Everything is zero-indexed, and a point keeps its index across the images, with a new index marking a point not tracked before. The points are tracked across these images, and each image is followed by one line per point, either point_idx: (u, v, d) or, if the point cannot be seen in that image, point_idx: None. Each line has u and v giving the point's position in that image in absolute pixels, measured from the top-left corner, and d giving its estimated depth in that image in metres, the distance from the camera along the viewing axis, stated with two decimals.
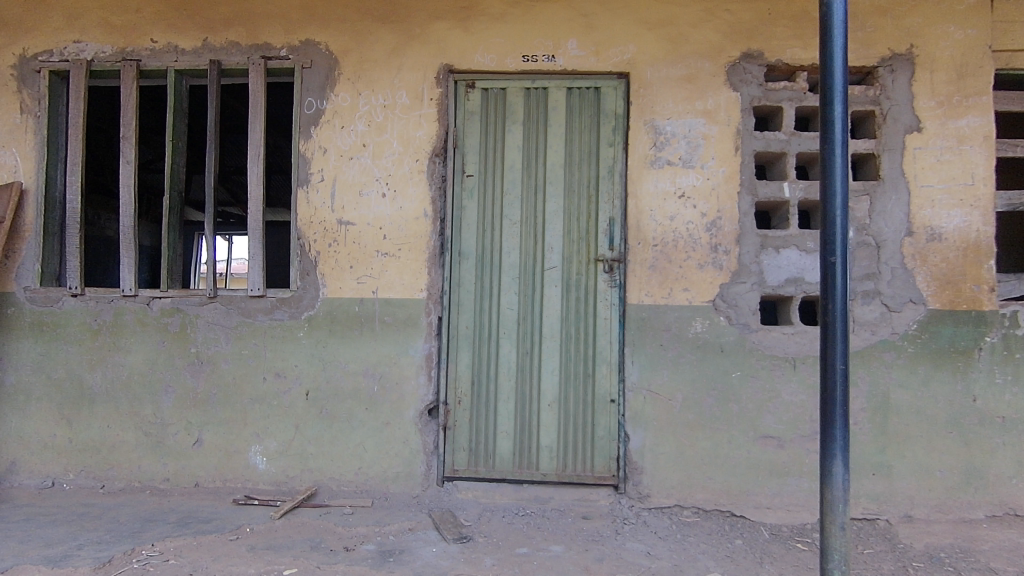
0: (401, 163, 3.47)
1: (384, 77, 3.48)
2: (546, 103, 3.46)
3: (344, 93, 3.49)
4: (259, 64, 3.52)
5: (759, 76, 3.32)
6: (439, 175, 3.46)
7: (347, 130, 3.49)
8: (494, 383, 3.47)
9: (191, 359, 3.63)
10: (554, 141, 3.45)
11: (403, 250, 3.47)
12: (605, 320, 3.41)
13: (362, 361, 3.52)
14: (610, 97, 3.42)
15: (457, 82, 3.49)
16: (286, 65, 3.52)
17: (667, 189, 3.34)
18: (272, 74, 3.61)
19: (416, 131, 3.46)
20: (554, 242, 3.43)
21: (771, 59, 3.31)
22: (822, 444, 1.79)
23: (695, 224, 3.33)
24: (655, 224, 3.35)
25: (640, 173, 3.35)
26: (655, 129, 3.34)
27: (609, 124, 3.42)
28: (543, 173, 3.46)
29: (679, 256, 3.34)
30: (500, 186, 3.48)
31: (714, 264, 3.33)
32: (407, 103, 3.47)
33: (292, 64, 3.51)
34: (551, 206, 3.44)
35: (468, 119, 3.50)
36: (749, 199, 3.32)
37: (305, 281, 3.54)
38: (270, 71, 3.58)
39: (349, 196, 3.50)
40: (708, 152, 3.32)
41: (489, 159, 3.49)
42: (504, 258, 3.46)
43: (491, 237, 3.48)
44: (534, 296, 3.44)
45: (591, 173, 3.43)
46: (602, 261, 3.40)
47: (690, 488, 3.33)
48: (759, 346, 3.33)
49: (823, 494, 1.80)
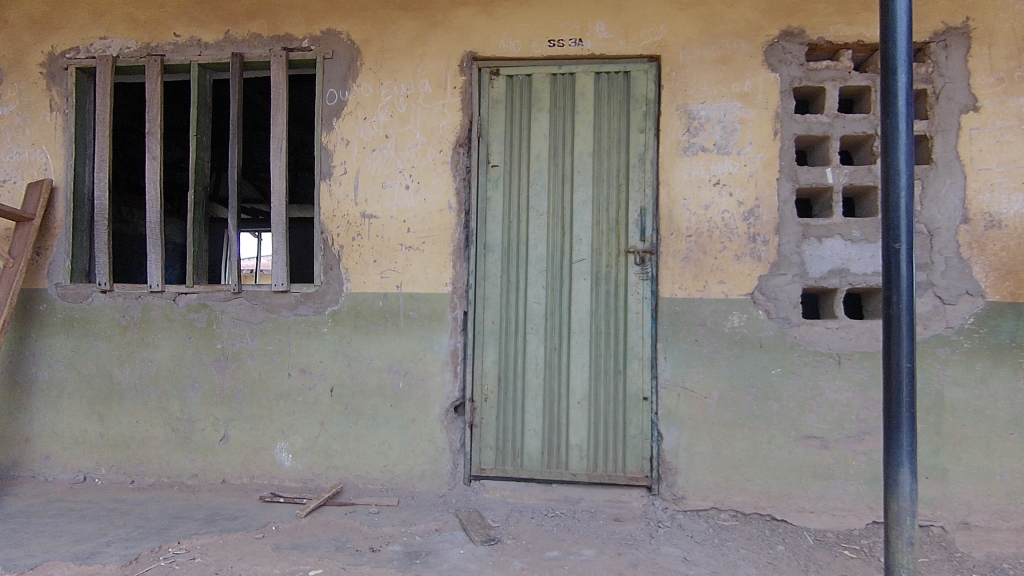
0: (424, 154, 3.39)
1: (406, 67, 3.39)
2: (573, 89, 3.33)
3: (367, 83, 3.41)
4: (280, 55, 3.47)
5: (800, 55, 3.13)
6: (463, 165, 3.37)
7: (369, 121, 3.42)
8: (522, 380, 3.37)
9: (217, 354, 3.62)
10: (582, 129, 3.32)
11: (427, 243, 3.39)
12: (637, 315, 3.27)
13: (387, 357, 3.45)
14: (641, 81, 3.27)
15: (481, 69, 3.39)
16: (307, 56, 3.46)
17: (701, 176, 3.18)
18: (295, 66, 3.56)
19: (439, 121, 3.37)
20: (583, 234, 3.30)
21: (813, 37, 3.12)
22: (886, 450, 1.62)
23: (731, 213, 3.17)
24: (689, 214, 3.20)
25: (672, 160, 3.20)
26: (689, 113, 3.19)
27: (640, 110, 3.27)
28: (570, 162, 3.33)
29: (715, 247, 3.18)
30: (526, 176, 3.36)
31: (753, 255, 3.16)
32: (429, 92, 3.38)
33: (314, 55, 3.45)
34: (579, 196, 3.31)
35: (493, 107, 3.39)
36: (789, 186, 3.14)
37: (329, 275, 3.48)
38: (292, 63, 3.52)
39: (372, 188, 3.43)
40: (745, 137, 3.15)
41: (514, 149, 3.37)
42: (531, 250, 3.35)
43: (517, 229, 3.37)
44: (562, 290, 3.32)
45: (621, 161, 3.29)
46: (633, 252, 3.26)
47: (728, 490, 3.20)
48: (800, 341, 3.16)
49: (888, 505, 1.62)
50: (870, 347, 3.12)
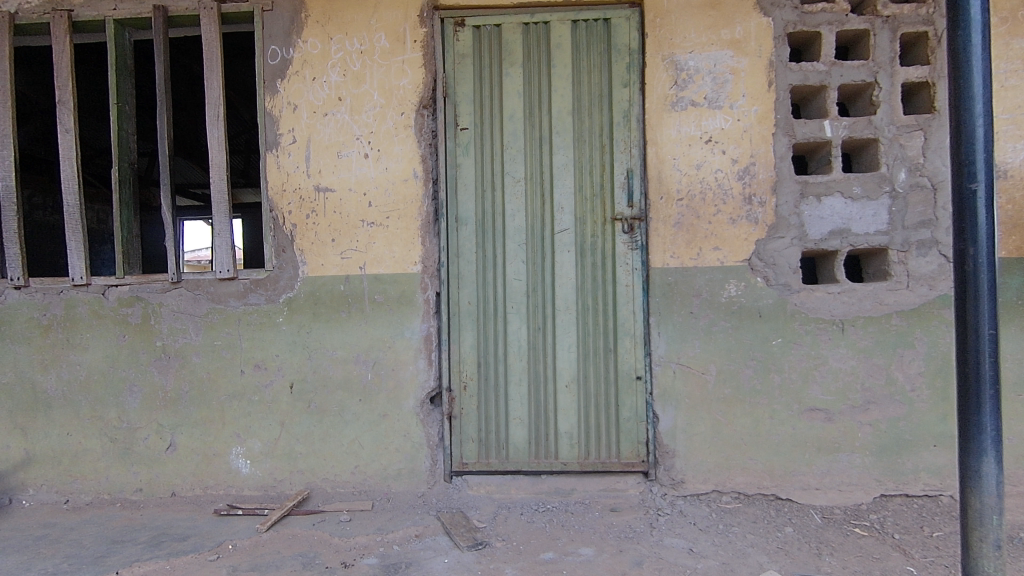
0: (384, 118, 3.01)
1: (359, 19, 2.99)
2: (548, 41, 3.00)
3: (314, 39, 3.00)
4: (211, 8, 3.01)
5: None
6: (428, 130, 3.02)
7: (318, 81, 3.01)
8: (503, 364, 3.06)
9: (157, 353, 3.19)
10: (559, 84, 3.00)
11: (392, 218, 3.04)
12: (627, 288, 2.99)
13: (353, 347, 3.10)
14: (622, 30, 2.97)
15: (444, 21, 3.02)
16: (243, 8, 3.02)
17: (692, 133, 2.92)
18: (229, 21, 3.11)
19: (399, 79, 2.99)
20: (565, 202, 3.00)
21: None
22: (964, 418, 1.47)
23: (725, 172, 2.92)
24: (680, 176, 2.93)
25: (659, 117, 2.92)
26: (676, 65, 2.90)
27: (623, 62, 2.97)
28: (548, 122, 3.01)
29: (708, 210, 2.93)
30: (499, 140, 3.03)
31: (749, 218, 2.93)
32: (386, 47, 2.99)
33: (251, 7, 3.01)
34: (559, 159, 3.00)
35: (458, 63, 3.03)
36: (786, 142, 2.90)
37: (282, 259, 3.09)
38: (225, 17, 3.07)
39: (326, 158, 3.04)
40: (738, 90, 2.89)
41: (485, 109, 3.03)
42: (508, 222, 3.03)
43: (492, 198, 3.04)
44: (544, 264, 3.02)
45: (603, 120, 2.99)
46: (620, 220, 2.98)
47: (729, 471, 2.99)
48: (802, 308, 2.95)
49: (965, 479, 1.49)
50: (874, 311, 2.93)
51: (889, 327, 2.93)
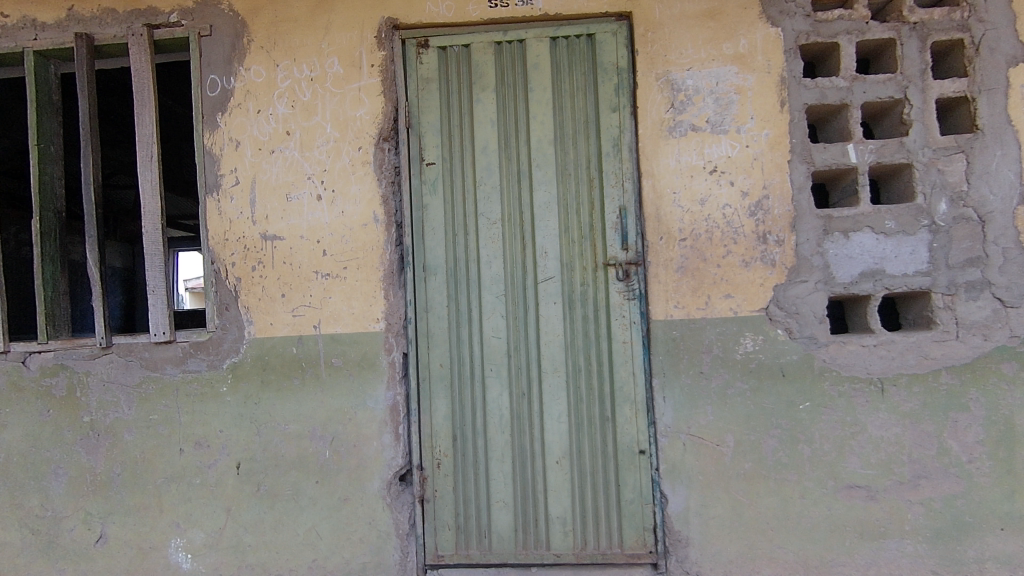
0: (339, 154, 2.63)
1: (308, 42, 2.63)
2: (523, 62, 2.63)
3: (258, 66, 2.64)
4: (141, 34, 2.65)
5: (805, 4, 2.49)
6: (390, 165, 2.63)
7: (263, 115, 2.64)
8: (482, 437, 2.62)
9: (85, 431, 2.76)
10: (538, 111, 2.61)
11: (350, 269, 2.63)
12: (624, 345, 2.56)
13: (307, 420, 2.66)
14: (608, 47, 2.59)
15: (405, 41, 2.66)
16: (177, 34, 2.66)
17: (693, 163, 2.52)
18: (163, 50, 2.75)
19: (355, 109, 2.62)
20: (548, 245, 2.58)
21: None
22: None
23: (733, 207, 2.52)
24: (682, 212, 2.53)
25: (655, 146, 2.53)
26: (672, 84, 2.53)
27: (611, 82, 2.58)
28: (526, 153, 2.61)
29: (715, 253, 2.53)
30: (471, 176, 2.63)
31: (764, 260, 2.52)
32: (340, 73, 2.63)
33: (186, 31, 2.65)
34: (540, 196, 2.60)
35: (423, 89, 2.65)
36: (804, 170, 2.49)
37: (224, 318, 2.67)
38: (158, 44, 2.72)
39: (274, 202, 2.65)
40: (746, 111, 2.50)
41: (453, 141, 2.65)
42: (483, 270, 2.61)
43: (464, 244, 2.63)
44: (526, 319, 2.59)
45: (590, 149, 2.59)
46: (613, 265, 2.56)
47: (754, 562, 2.51)
48: (831, 364, 2.51)
49: None
50: (918, 368, 2.48)
51: (938, 386, 2.47)
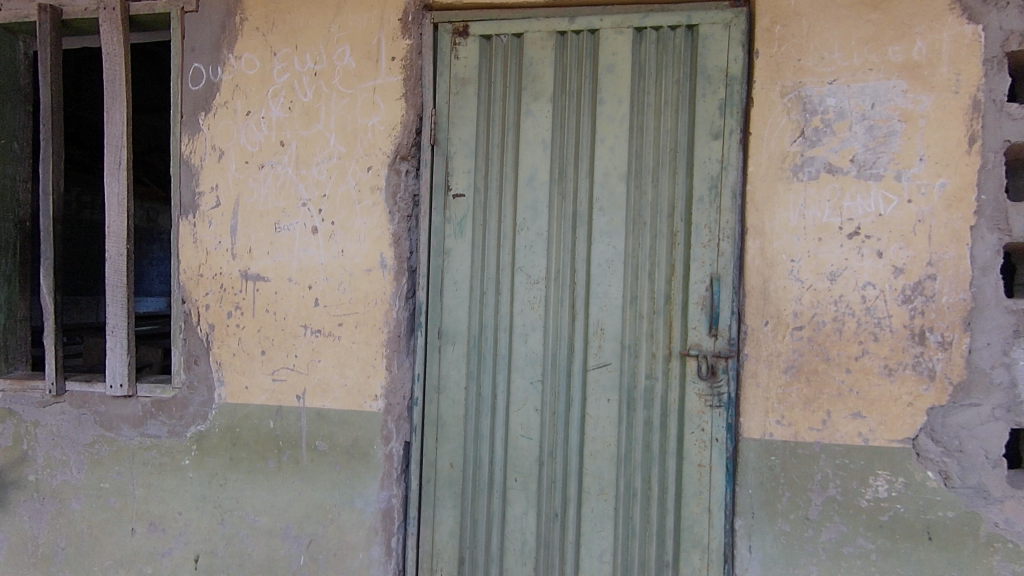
0: (343, 176, 2.01)
1: (315, 24, 2.01)
2: (593, 61, 1.91)
3: (252, 53, 2.05)
4: (113, 8, 2.11)
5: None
6: (407, 193, 2.00)
7: (253, 118, 2.05)
8: (497, 564, 1.99)
9: (27, 492, 2.28)
10: (608, 132, 1.89)
11: (347, 325, 2.03)
12: (699, 470, 1.87)
13: (281, 514, 2.10)
14: (716, 45, 1.84)
15: (438, 26, 1.99)
16: (156, 10, 2.10)
17: (824, 219, 1.77)
18: (144, 28, 2.21)
19: (367, 117, 2.00)
20: (605, 319, 1.90)
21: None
22: None
23: (879, 288, 1.76)
24: (800, 289, 1.79)
25: (769, 193, 1.80)
26: (805, 102, 1.78)
27: (714, 96, 1.84)
28: (586, 190, 1.91)
29: (845, 351, 1.79)
30: (510, 215, 1.96)
31: (918, 369, 1.76)
32: (352, 68, 2.00)
33: (167, 6, 2.08)
34: (600, 249, 1.89)
35: (455, 93, 1.98)
36: (993, 242, 1.70)
37: (192, 374, 2.14)
38: (136, 21, 2.17)
39: (259, 231, 2.06)
40: (913, 149, 1.73)
41: (491, 167, 1.97)
42: (516, 343, 1.96)
43: (494, 304, 1.97)
44: (568, 418, 1.94)
45: (675, 189, 1.86)
46: (694, 356, 1.85)
47: None
48: (1007, 532, 1.71)
49: None
50: None
51: None
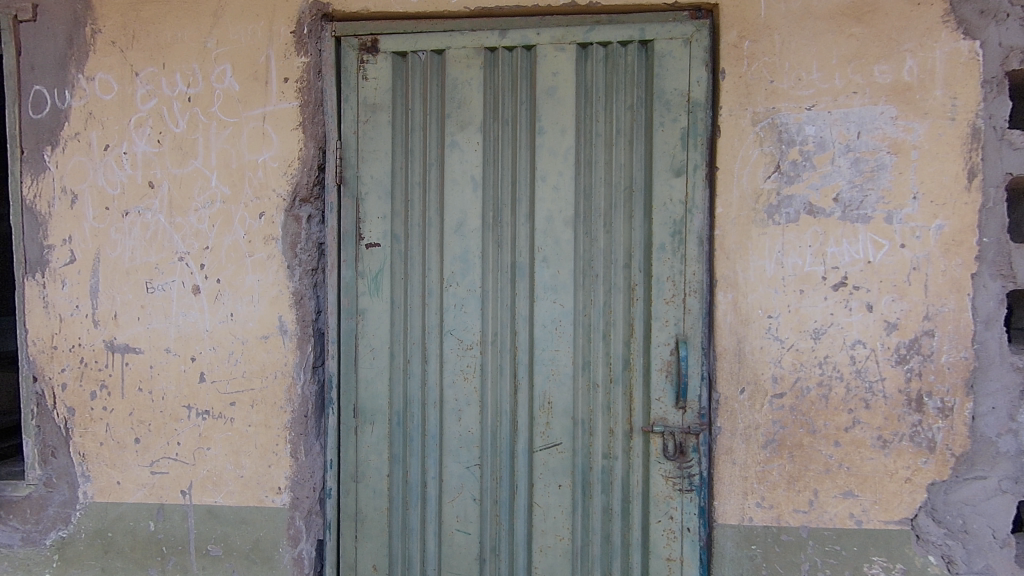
0: (229, 224, 1.64)
1: (187, 37, 1.63)
2: (530, 82, 1.59)
3: (106, 73, 1.64)
4: None
5: None
6: (310, 244, 1.64)
7: (113, 154, 1.65)
8: None
9: None
10: (550, 167, 1.58)
11: (241, 405, 1.66)
12: (668, 564, 1.57)
13: None
14: (675, 64, 1.54)
15: (342, 40, 1.64)
16: None
17: (805, 268, 1.51)
18: None
19: (256, 153, 1.63)
20: (554, 392, 1.59)
21: None
22: None
23: (869, 346, 1.51)
24: (780, 350, 1.52)
25: (741, 238, 1.52)
26: (780, 130, 1.51)
27: (675, 124, 1.54)
28: (526, 238, 1.60)
29: (833, 421, 1.52)
30: (436, 268, 1.62)
31: (916, 440, 1.50)
32: (236, 93, 1.63)
33: None
34: (545, 308, 1.58)
35: (365, 121, 1.63)
36: (997, 290, 1.47)
37: (49, 470, 1.72)
38: None
39: (127, 291, 1.67)
40: (905, 185, 1.48)
41: (411, 210, 1.63)
42: (449, 421, 1.62)
43: (420, 375, 1.63)
44: (513, 507, 1.62)
45: (632, 235, 1.57)
46: (659, 432, 1.56)
47: None
48: None
49: None
50: None
51: None
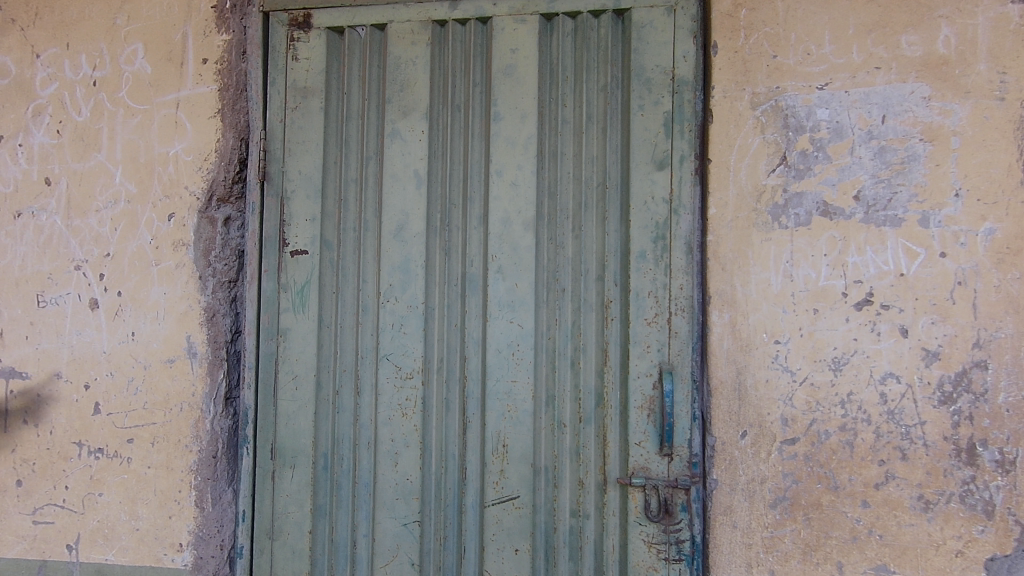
0: (134, 226, 1.41)
1: (94, 13, 1.46)
2: (485, 62, 1.35)
3: (4, 55, 1.47)
4: None
5: None
6: (228, 251, 1.40)
7: (7, 147, 1.45)
8: None
9: None
10: (508, 160, 1.32)
11: (139, 443, 1.39)
12: None
13: None
14: (656, 36, 1.28)
15: (270, 16, 1.43)
16: None
17: (820, 282, 1.22)
18: None
19: (167, 144, 1.42)
20: (510, 431, 1.29)
21: None
22: None
23: (904, 381, 1.19)
24: (790, 385, 1.22)
25: (740, 245, 1.24)
26: (786, 114, 1.24)
27: (657, 107, 1.28)
28: (479, 244, 1.33)
29: (860, 476, 1.20)
30: (373, 280, 1.36)
31: (968, 502, 1.17)
32: (147, 76, 1.44)
33: None
34: (500, 328, 1.30)
35: (294, 108, 1.40)
36: None
37: None
38: None
39: (16, 306, 1.43)
40: (945, 180, 1.19)
41: (345, 211, 1.38)
42: (384, 466, 1.33)
43: (350, 410, 1.35)
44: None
45: (606, 240, 1.29)
46: (640, 485, 1.25)
47: None
48: None
49: None
50: None
51: None
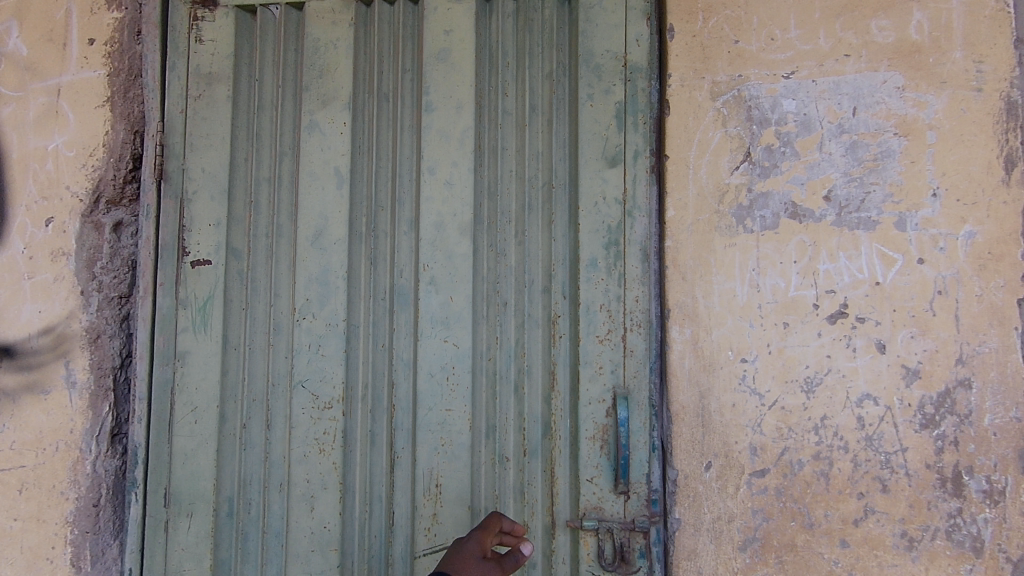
0: (3, 234, 1.21)
1: None
2: (416, 46, 1.19)
3: None
4: None
5: None
6: (116, 261, 1.21)
7: None
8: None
9: None
10: (441, 156, 1.16)
11: (5, 490, 1.17)
12: None
13: None
14: (606, 18, 1.15)
15: None
16: None
17: (790, 293, 1.09)
18: None
19: (44, 137, 1.21)
20: (445, 467, 1.12)
21: None
22: None
23: (883, 404, 1.07)
24: (758, 409, 1.08)
25: (700, 252, 1.10)
26: (749, 106, 1.12)
27: (607, 97, 1.14)
28: (409, 252, 1.16)
29: (837, 511, 1.07)
30: (287, 294, 1.18)
31: (955, 538, 1.05)
32: (23, 59, 1.23)
33: None
34: (432, 348, 1.13)
35: (197, 97, 1.22)
36: None
37: None
38: None
39: None
40: (921, 178, 1.08)
41: (255, 214, 1.20)
42: (298, 511, 1.14)
43: (260, 445, 1.16)
44: None
45: (552, 247, 1.14)
46: (593, 528, 1.10)
47: None
48: None
49: None
50: None
51: None
